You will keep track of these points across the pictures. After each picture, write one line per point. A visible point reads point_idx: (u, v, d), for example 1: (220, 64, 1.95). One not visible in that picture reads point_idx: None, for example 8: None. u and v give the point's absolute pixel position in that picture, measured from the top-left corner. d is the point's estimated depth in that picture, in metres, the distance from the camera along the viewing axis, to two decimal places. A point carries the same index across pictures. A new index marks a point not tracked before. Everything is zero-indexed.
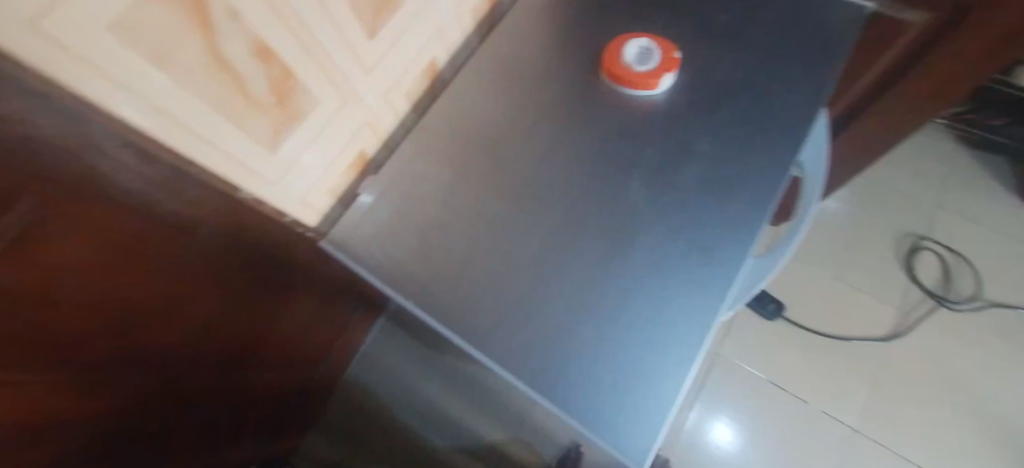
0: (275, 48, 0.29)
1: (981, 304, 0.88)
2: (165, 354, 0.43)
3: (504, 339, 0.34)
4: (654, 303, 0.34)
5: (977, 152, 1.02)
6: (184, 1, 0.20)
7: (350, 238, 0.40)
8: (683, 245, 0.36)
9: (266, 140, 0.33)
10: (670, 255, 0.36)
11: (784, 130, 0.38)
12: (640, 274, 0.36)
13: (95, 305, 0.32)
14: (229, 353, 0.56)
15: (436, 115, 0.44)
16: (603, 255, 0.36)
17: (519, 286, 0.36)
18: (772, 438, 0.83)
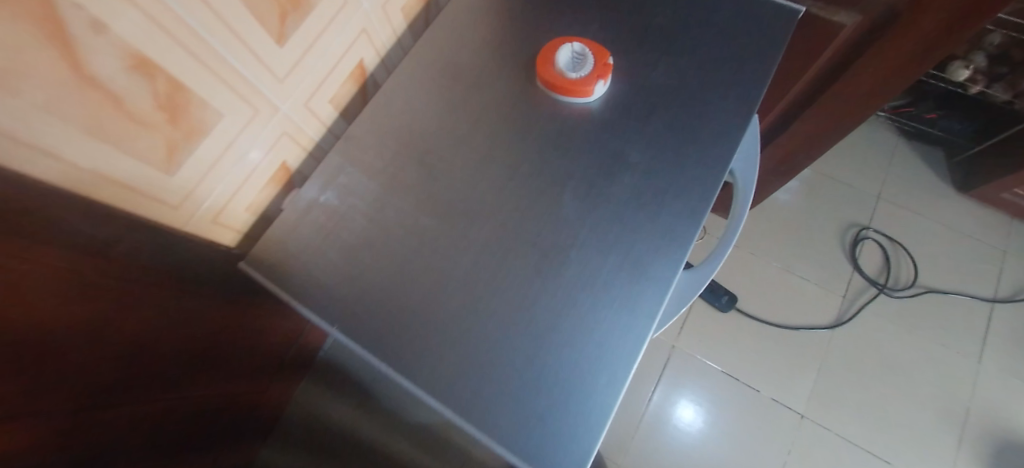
0: (158, 61, 0.26)
1: (917, 290, 0.94)
2: (121, 387, 0.41)
3: (435, 366, 0.33)
4: (585, 325, 0.33)
5: (914, 143, 1.08)
6: (34, 22, 0.17)
7: (269, 260, 0.38)
8: (615, 262, 0.35)
9: (161, 161, 0.30)
10: (602, 272, 0.35)
11: (715, 139, 0.38)
12: (573, 292, 0.35)
13: (58, 345, 0.30)
14: (183, 379, 0.53)
15: (363, 125, 0.41)
16: (535, 272, 0.35)
17: (450, 307, 0.35)
18: (728, 427, 0.86)
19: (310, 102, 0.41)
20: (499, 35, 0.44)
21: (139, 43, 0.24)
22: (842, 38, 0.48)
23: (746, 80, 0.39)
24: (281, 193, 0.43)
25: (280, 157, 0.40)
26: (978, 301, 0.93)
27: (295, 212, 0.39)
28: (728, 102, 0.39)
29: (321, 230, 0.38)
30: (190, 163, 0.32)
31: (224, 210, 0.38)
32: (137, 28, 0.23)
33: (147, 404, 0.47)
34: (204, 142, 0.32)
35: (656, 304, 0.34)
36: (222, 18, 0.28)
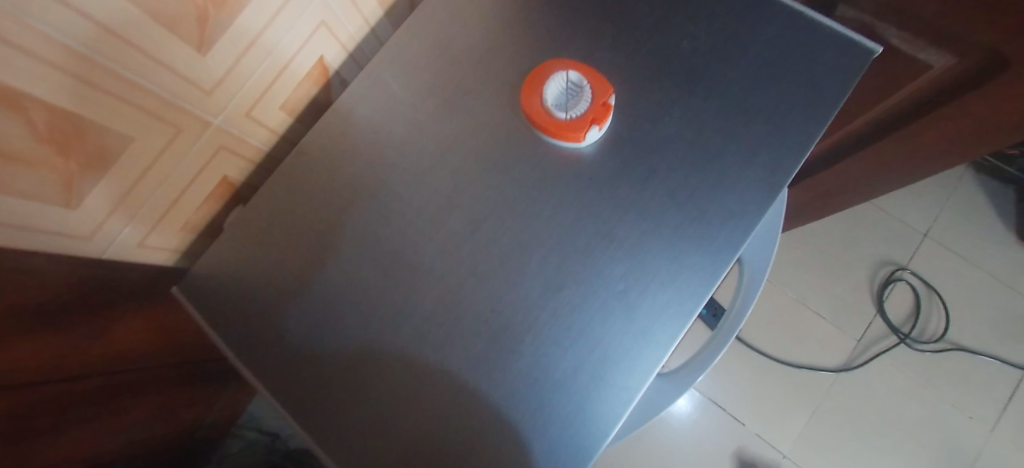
0: (36, 94, 0.20)
1: (942, 345, 0.86)
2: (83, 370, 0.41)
3: (363, 443, 0.30)
4: (530, 430, 0.29)
5: (982, 177, 0.94)
6: None
7: (205, 294, 0.34)
8: (576, 359, 0.30)
9: (57, 195, 0.26)
10: (559, 367, 0.30)
11: (727, 217, 0.31)
12: (522, 385, 0.30)
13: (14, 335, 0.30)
14: (151, 358, 0.53)
15: (315, 145, 0.36)
16: (484, 354, 0.31)
17: (386, 379, 0.31)
18: (706, 454, 0.84)
19: (253, 111, 0.35)
20: (489, 47, 0.36)
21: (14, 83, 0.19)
22: (925, 79, 0.40)
23: (779, 143, 0.32)
24: (225, 205, 0.40)
25: (218, 172, 0.36)
26: (1009, 366, 0.84)
27: (233, 242, 0.35)
28: (752, 172, 0.32)
29: (258, 267, 0.34)
30: (96, 192, 0.28)
31: (152, 231, 0.34)
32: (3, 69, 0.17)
33: (117, 383, 0.48)
34: (110, 169, 0.28)
35: (614, 420, 0.29)
36: (120, 36, 0.22)
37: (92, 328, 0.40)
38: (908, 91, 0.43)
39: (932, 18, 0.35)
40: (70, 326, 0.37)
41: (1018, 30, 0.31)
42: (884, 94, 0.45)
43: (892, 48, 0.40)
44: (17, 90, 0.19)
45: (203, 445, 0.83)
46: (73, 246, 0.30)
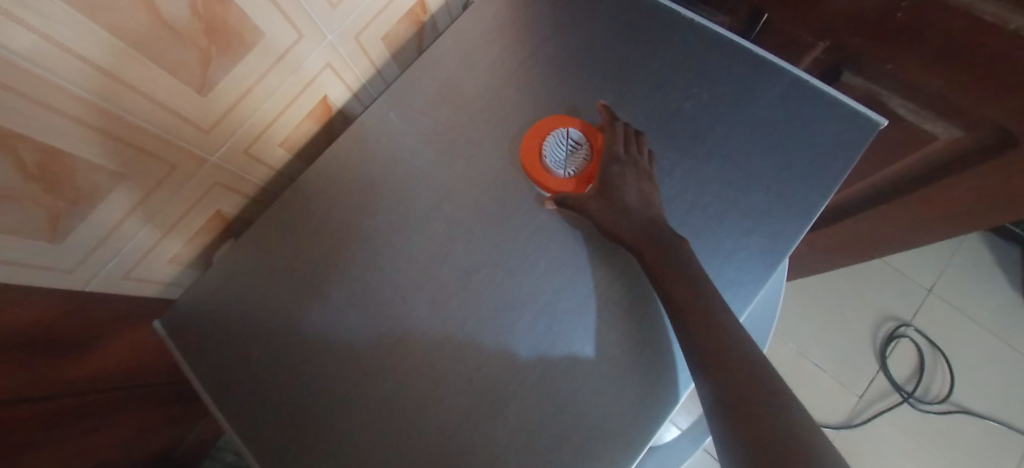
0: (29, 134, 0.20)
1: (948, 407, 0.83)
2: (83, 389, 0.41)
3: None
4: None
5: (986, 234, 0.93)
6: None
7: (181, 332, 0.33)
8: (562, 429, 0.28)
9: (44, 233, 0.25)
10: (544, 437, 0.28)
11: (724, 287, 0.30)
12: (504, 454, 0.28)
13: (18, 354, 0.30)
14: (151, 378, 0.53)
15: (311, 183, 0.36)
16: (465, 418, 0.29)
17: (359, 441, 0.29)
18: None
19: (253, 147, 0.35)
20: (492, 97, 0.37)
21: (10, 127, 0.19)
22: (931, 149, 0.40)
23: (776, 212, 0.31)
24: (218, 237, 0.39)
25: (213, 207, 0.36)
26: (1017, 432, 0.81)
27: (221, 279, 0.34)
28: (751, 241, 0.31)
29: (244, 308, 0.33)
30: (82, 228, 0.27)
31: (139, 264, 0.34)
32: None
33: (112, 403, 0.47)
34: (99, 205, 0.27)
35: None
36: (119, 78, 0.22)
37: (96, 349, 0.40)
38: (914, 159, 0.43)
39: (935, 93, 0.35)
40: (43, 382, 0.35)
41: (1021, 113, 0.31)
42: (889, 159, 0.45)
43: (896, 117, 0.40)
44: (12, 133, 0.19)
45: None
46: (60, 282, 0.29)
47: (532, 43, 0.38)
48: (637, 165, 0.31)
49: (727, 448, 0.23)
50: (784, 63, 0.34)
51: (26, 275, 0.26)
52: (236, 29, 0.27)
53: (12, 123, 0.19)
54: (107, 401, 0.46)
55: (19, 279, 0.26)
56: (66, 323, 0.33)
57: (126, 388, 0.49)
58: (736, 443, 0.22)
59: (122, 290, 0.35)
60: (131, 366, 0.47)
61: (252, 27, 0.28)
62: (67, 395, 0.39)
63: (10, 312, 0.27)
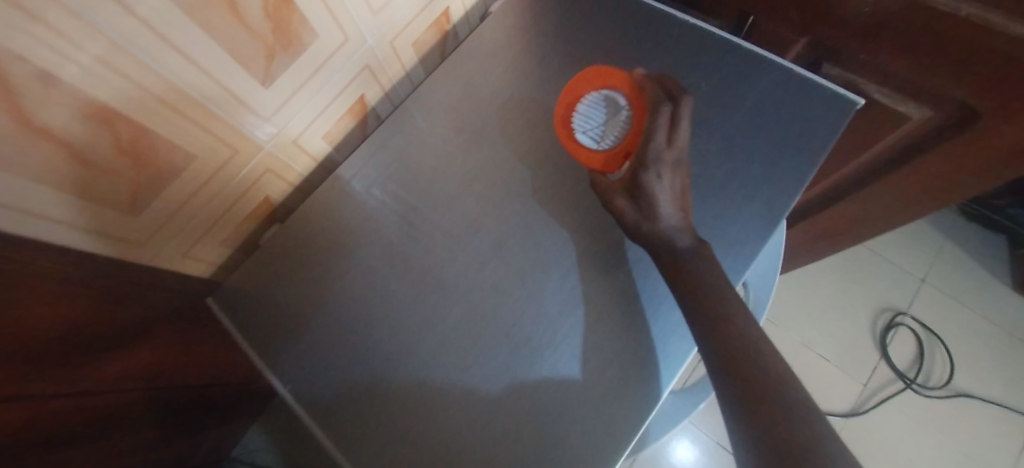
0: (118, 107, 0.24)
1: (950, 391, 0.85)
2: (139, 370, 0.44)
3: (385, 450, 0.32)
4: (550, 443, 0.30)
5: (973, 226, 0.97)
6: None
7: (239, 303, 0.36)
8: (591, 376, 0.31)
9: (124, 204, 0.29)
10: (575, 385, 0.31)
11: (729, 246, 0.35)
12: (541, 399, 0.31)
13: (96, 317, 0.34)
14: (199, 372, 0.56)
15: (353, 169, 0.39)
16: (502, 369, 0.32)
17: (409, 392, 0.33)
18: None
19: (300, 139, 0.39)
20: (514, 90, 0.41)
21: (100, 93, 0.23)
22: (905, 130, 0.45)
23: (773, 182, 0.36)
24: (264, 224, 0.42)
25: (262, 193, 0.39)
26: (1015, 413, 0.84)
27: (273, 256, 0.37)
28: (751, 207, 0.35)
29: (297, 281, 0.37)
30: (156, 203, 0.31)
31: (195, 245, 0.37)
32: (89, 79, 0.22)
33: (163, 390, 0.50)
34: (172, 183, 0.31)
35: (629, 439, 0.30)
36: (198, 65, 0.27)
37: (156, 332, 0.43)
38: (890, 141, 0.47)
39: (902, 78, 0.40)
40: (90, 362, 0.37)
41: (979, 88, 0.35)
42: (869, 144, 0.50)
43: (871, 102, 0.45)
44: (103, 104, 0.24)
45: None
46: (132, 255, 0.32)
47: (548, 43, 0.43)
48: (677, 166, 0.31)
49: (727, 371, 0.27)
50: (772, 55, 0.39)
51: (107, 243, 0.30)
52: (295, 30, 0.31)
53: (106, 96, 0.23)
54: (144, 397, 0.47)
55: (101, 246, 0.30)
56: (139, 297, 0.37)
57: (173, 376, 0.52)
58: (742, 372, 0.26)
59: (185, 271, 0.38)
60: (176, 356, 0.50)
61: (309, 29, 0.32)
62: (128, 369, 0.42)
63: (91, 279, 0.31)
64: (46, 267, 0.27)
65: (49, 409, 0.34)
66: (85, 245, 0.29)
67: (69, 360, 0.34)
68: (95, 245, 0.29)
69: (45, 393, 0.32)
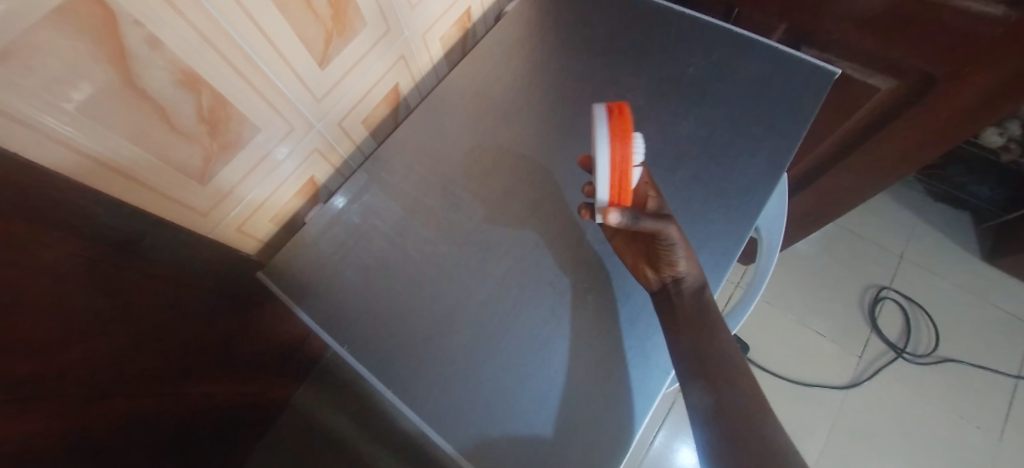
0: (208, 78, 0.28)
1: (937, 357, 0.91)
2: (167, 342, 0.45)
3: (447, 391, 0.35)
4: (597, 373, 0.35)
5: (940, 205, 1.07)
6: (93, 26, 0.20)
7: (293, 271, 0.39)
8: (630, 313, 0.37)
9: (196, 172, 0.32)
10: (617, 319, 0.37)
11: (742, 194, 0.40)
12: (585, 334, 0.36)
13: (135, 272, 0.36)
14: (218, 353, 0.57)
15: (395, 147, 0.43)
16: (551, 312, 0.37)
17: (467, 337, 0.36)
18: None
19: (343, 123, 0.43)
20: (539, 73, 0.46)
21: (190, 60, 0.26)
22: (878, 98, 0.52)
23: (765, 146, 0.42)
24: (305, 203, 0.46)
25: (309, 173, 0.43)
26: (998, 374, 0.90)
27: (322, 227, 0.40)
28: (751, 166, 0.42)
29: (348, 248, 0.39)
30: (221, 173, 0.34)
31: (249, 221, 0.41)
32: (191, 49, 0.25)
33: (184, 369, 0.51)
34: (237, 154, 0.34)
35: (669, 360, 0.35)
36: (270, 40, 0.30)
37: (183, 300, 0.45)
38: (870, 106, 0.54)
39: (873, 54, 0.48)
40: (127, 324, 0.38)
41: (938, 55, 0.43)
42: (842, 118, 0.58)
43: (845, 78, 0.52)
44: (197, 74, 0.27)
45: None
46: (187, 221, 0.35)
47: (564, 33, 0.48)
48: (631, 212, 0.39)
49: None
50: (756, 39, 0.46)
51: (169, 205, 0.33)
52: (349, 18, 0.35)
53: (201, 67, 0.27)
54: (166, 375, 0.48)
55: (161, 207, 0.32)
56: (170, 259, 0.38)
57: (197, 358, 0.52)
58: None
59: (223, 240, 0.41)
60: (200, 336, 0.51)
61: (360, 16, 0.36)
62: (159, 340, 0.44)
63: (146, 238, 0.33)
64: (112, 221, 0.29)
65: (85, 368, 0.35)
66: (148, 204, 0.31)
67: (110, 319, 0.35)
68: (154, 206, 0.32)
69: (85, 348, 0.34)
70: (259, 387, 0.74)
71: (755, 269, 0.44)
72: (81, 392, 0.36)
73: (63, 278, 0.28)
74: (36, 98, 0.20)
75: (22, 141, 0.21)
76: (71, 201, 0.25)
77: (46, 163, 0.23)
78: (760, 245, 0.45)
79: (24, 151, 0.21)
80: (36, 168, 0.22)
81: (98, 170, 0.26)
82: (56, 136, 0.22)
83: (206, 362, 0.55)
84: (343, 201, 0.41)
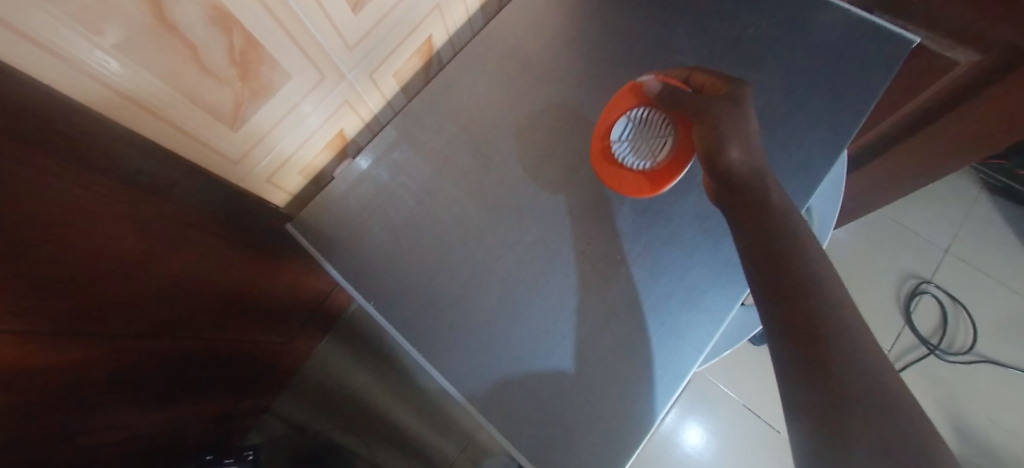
0: (241, 19, 0.26)
1: (972, 358, 0.88)
2: (197, 288, 0.46)
3: (475, 353, 0.35)
4: (625, 346, 0.34)
5: (1000, 199, 0.98)
6: None
7: (322, 225, 0.38)
8: (664, 289, 0.36)
9: (227, 116, 0.32)
10: (651, 294, 0.36)
11: (796, 170, 0.38)
12: (614, 306, 0.35)
13: (161, 217, 0.36)
14: (245, 301, 0.58)
15: (426, 103, 0.41)
16: (580, 281, 0.36)
17: (496, 301, 0.36)
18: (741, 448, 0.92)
19: (374, 75, 0.41)
20: (583, 28, 0.43)
21: None
22: (953, 76, 0.47)
23: (828, 119, 0.39)
24: (333, 157, 0.46)
25: (338, 126, 0.42)
26: None
27: (347, 184, 0.39)
28: (810, 141, 0.38)
29: (377, 206, 0.39)
30: (251, 120, 0.34)
31: (278, 171, 0.41)
32: None
33: (213, 314, 0.53)
34: (267, 101, 0.33)
35: (703, 340, 0.35)
36: None
37: (212, 248, 0.46)
38: (940, 88, 0.49)
39: (960, 20, 0.42)
40: (160, 267, 0.39)
41: None
42: (912, 94, 0.52)
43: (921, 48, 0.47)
44: (229, 13, 0.25)
45: (236, 432, 0.79)
46: (215, 166, 0.35)
47: None
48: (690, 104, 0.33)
49: (782, 303, 0.27)
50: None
51: (198, 149, 0.32)
52: None
53: (235, 7, 0.25)
54: (195, 319, 0.49)
55: (189, 150, 0.32)
56: (192, 204, 0.38)
57: (227, 304, 0.54)
58: (792, 300, 0.27)
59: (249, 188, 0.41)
60: (228, 284, 0.52)
61: None
62: (189, 285, 0.45)
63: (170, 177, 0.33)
64: (133, 158, 0.29)
65: (117, 304, 0.36)
66: (175, 146, 0.31)
67: (141, 260, 0.36)
68: (181, 149, 0.31)
69: (116, 287, 0.34)
70: (284, 336, 0.77)
71: None
72: (115, 326, 0.37)
73: (87, 214, 0.28)
74: (67, 30, 0.18)
75: (51, 74, 0.20)
76: (90, 138, 0.25)
77: (74, 96, 0.22)
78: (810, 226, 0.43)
79: (54, 84, 0.21)
80: (59, 102, 0.21)
81: (129, 109, 0.26)
82: (87, 71, 0.21)
83: (234, 310, 0.57)
84: (367, 162, 0.39)
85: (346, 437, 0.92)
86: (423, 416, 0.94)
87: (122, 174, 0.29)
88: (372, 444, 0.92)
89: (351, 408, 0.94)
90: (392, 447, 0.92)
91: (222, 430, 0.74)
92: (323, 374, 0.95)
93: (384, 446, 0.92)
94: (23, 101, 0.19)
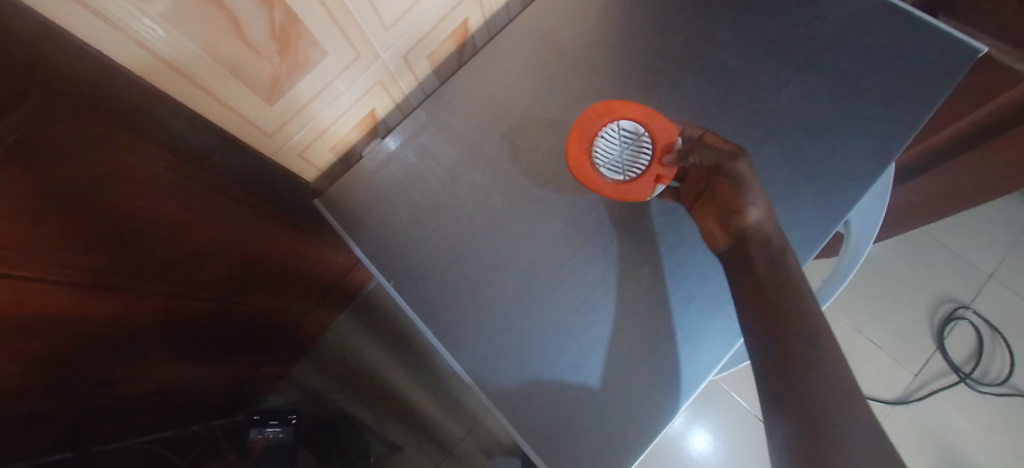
0: None
1: (1005, 390, 0.83)
2: (227, 254, 0.48)
3: (490, 340, 0.35)
4: (642, 347, 0.34)
5: None
6: None
7: (348, 203, 0.39)
8: (688, 293, 0.35)
9: (263, 89, 0.32)
10: (673, 297, 0.35)
11: (838, 181, 0.36)
12: (633, 306, 0.35)
13: (195, 183, 0.37)
14: (270, 271, 0.60)
15: (457, 88, 0.41)
16: (600, 278, 0.36)
17: (514, 292, 0.36)
18: (749, 459, 0.91)
19: (408, 57, 0.41)
20: (623, 18, 0.41)
21: None
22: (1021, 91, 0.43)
23: (879, 129, 0.36)
24: (362, 136, 0.46)
25: (369, 106, 0.43)
26: None
27: (375, 163, 0.39)
28: (857, 151, 0.36)
29: (402, 188, 0.39)
30: (287, 95, 0.34)
31: (310, 146, 0.42)
32: None
33: (239, 280, 0.55)
34: (303, 78, 0.34)
35: (723, 348, 0.34)
36: None
37: (244, 217, 0.47)
38: (1001, 102, 0.46)
39: None
40: (194, 231, 0.41)
41: None
42: (972, 107, 0.49)
43: (987, 59, 0.44)
44: None
45: (253, 394, 0.83)
46: (250, 138, 0.36)
47: None
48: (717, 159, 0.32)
49: None
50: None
51: (233, 120, 0.33)
52: None
53: None
54: (223, 283, 0.52)
55: (224, 120, 0.33)
56: (224, 173, 0.39)
57: (252, 272, 0.56)
58: None
59: (279, 161, 0.42)
60: (255, 254, 0.54)
61: None
62: (220, 251, 0.47)
63: (206, 146, 0.34)
64: (172, 124, 0.30)
65: (151, 263, 0.38)
66: (212, 116, 0.32)
67: (176, 224, 0.37)
68: (217, 119, 0.32)
69: (151, 246, 0.36)
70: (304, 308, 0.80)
71: (836, 269, 0.41)
72: (148, 284, 0.39)
73: (125, 174, 0.29)
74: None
75: (99, 37, 0.20)
76: (130, 101, 0.26)
77: (119, 59, 0.23)
78: (846, 241, 0.41)
79: (101, 47, 0.21)
80: (103, 65, 0.22)
81: (172, 76, 0.26)
82: (132, 35, 0.21)
83: (259, 280, 0.59)
84: (395, 143, 0.40)
85: (356, 408, 0.95)
86: (431, 396, 0.97)
87: (158, 139, 0.30)
88: (381, 417, 0.95)
89: (363, 382, 0.97)
90: (399, 423, 0.95)
91: (243, 390, 0.79)
92: (338, 346, 0.98)
93: (392, 421, 0.95)
94: (65, 59, 0.20)
